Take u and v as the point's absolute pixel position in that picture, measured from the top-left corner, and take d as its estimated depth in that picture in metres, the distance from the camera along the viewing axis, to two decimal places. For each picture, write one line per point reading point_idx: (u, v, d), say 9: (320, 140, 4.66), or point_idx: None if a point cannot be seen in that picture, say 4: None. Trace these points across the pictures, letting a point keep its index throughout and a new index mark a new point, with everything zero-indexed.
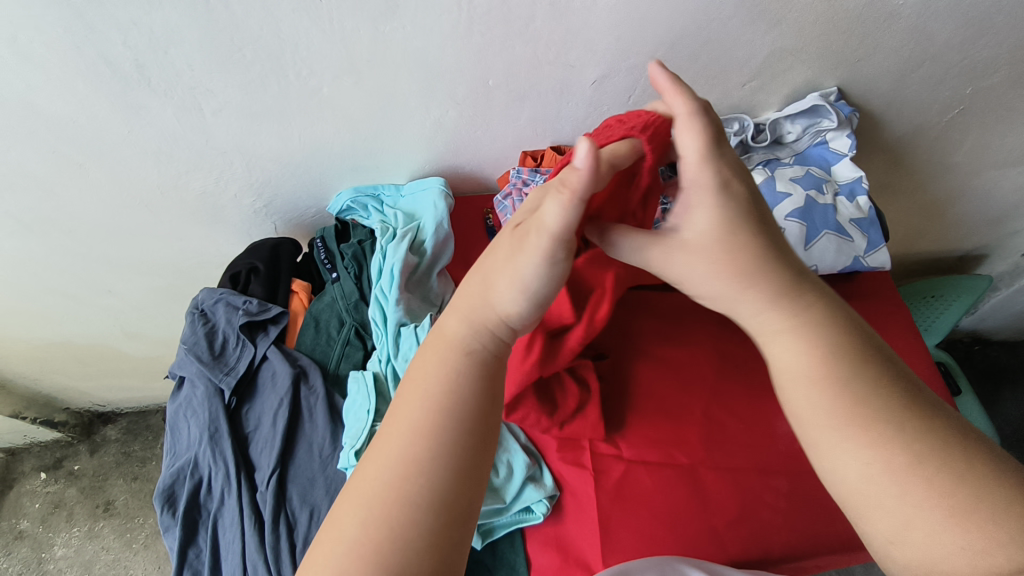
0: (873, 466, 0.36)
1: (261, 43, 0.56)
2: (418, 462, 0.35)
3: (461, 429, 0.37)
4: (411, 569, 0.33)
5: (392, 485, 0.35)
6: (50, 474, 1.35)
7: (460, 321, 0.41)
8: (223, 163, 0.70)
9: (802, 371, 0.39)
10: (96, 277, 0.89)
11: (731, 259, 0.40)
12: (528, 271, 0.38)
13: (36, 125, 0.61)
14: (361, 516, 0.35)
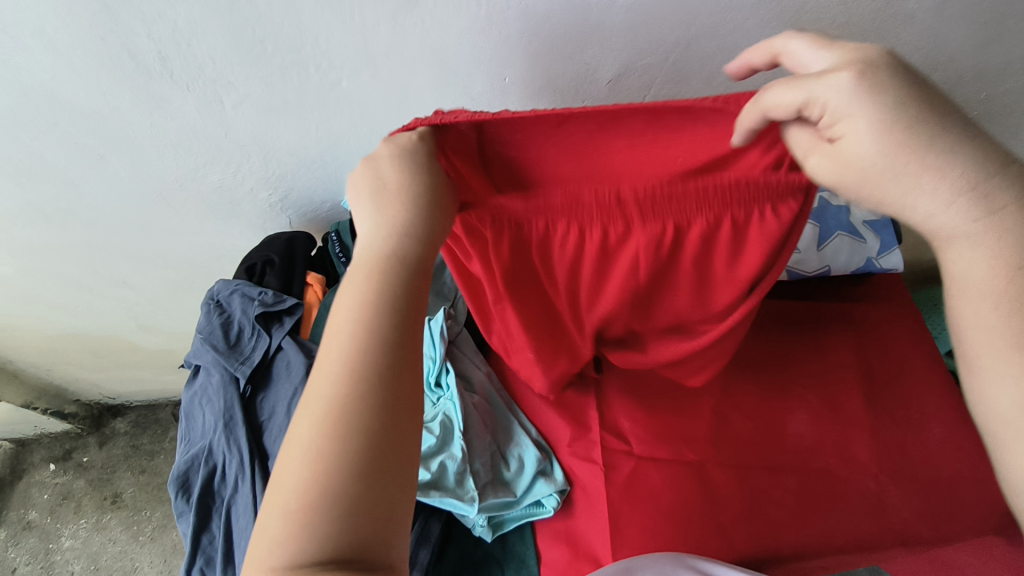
0: None
1: (282, 36, 0.56)
2: (360, 374, 0.36)
3: (396, 341, 0.38)
4: (372, 460, 0.35)
5: (338, 400, 0.36)
6: (60, 465, 1.36)
7: (371, 242, 0.41)
8: (241, 156, 0.71)
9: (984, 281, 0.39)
10: (111, 269, 0.90)
11: (910, 167, 0.36)
12: (400, 218, 0.41)
13: (58, 116, 0.62)
14: (317, 433, 0.35)
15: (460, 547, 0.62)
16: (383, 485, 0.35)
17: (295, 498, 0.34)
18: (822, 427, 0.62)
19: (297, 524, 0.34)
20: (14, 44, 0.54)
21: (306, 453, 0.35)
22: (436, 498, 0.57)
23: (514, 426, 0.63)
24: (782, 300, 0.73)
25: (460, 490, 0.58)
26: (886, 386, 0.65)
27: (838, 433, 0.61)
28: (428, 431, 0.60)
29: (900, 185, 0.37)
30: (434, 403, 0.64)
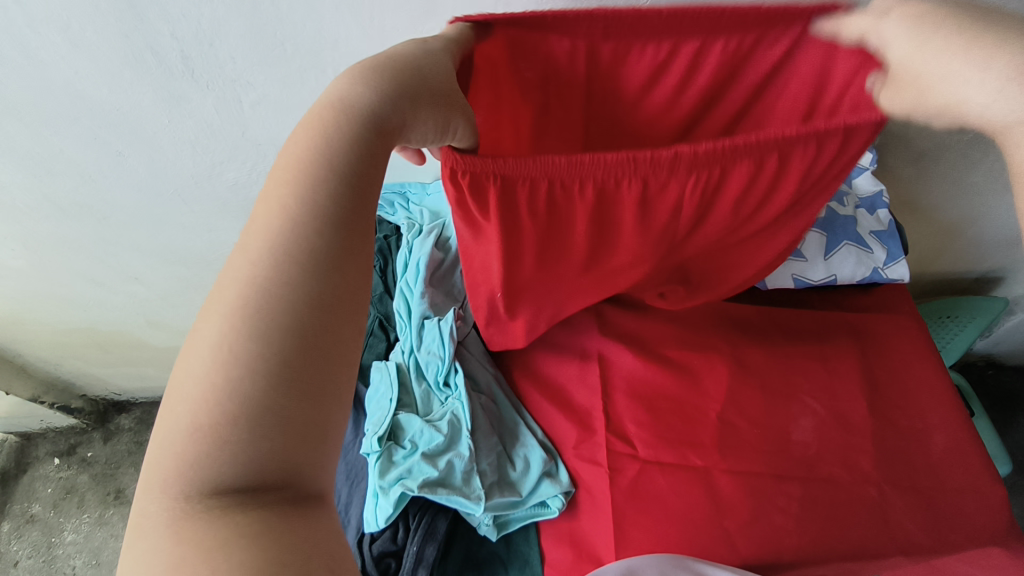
0: None
1: (302, 39, 0.58)
2: (293, 255, 0.30)
3: (337, 221, 0.32)
4: (305, 362, 0.28)
5: (258, 281, 0.30)
6: (64, 459, 1.37)
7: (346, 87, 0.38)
8: (257, 155, 0.72)
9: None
10: (124, 264, 0.91)
11: (953, 35, 0.36)
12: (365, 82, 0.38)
13: (80, 112, 0.64)
14: (234, 321, 0.29)
15: (465, 545, 0.62)
16: (319, 397, 0.28)
17: (204, 408, 0.27)
18: (826, 434, 0.62)
19: (210, 441, 0.27)
20: (41, 40, 0.56)
21: (219, 353, 0.28)
22: (443, 495, 0.58)
23: (520, 427, 0.65)
24: (788, 308, 0.73)
25: (466, 488, 0.59)
26: (891, 396, 0.65)
27: (843, 441, 0.62)
28: (435, 430, 0.62)
29: (939, 78, 0.37)
30: (442, 402, 0.65)
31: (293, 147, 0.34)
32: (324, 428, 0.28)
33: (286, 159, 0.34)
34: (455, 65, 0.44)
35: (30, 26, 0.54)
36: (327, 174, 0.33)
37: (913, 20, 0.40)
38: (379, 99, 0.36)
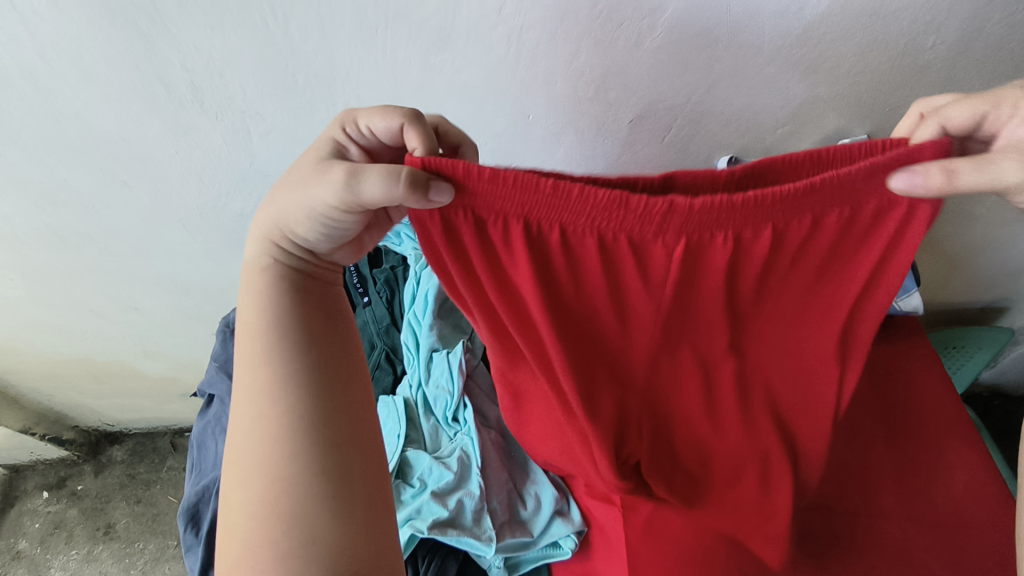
0: None
1: (313, 70, 0.58)
2: (277, 398, 0.44)
3: (306, 352, 0.46)
4: (306, 463, 0.43)
5: (263, 422, 0.44)
6: (53, 493, 1.33)
7: (255, 245, 0.49)
8: (264, 186, 0.71)
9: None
10: (124, 294, 0.90)
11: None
12: (253, 239, 0.49)
13: (87, 142, 0.63)
14: (253, 457, 0.43)
15: None
16: (325, 497, 0.42)
17: (250, 526, 0.42)
18: (845, 470, 0.61)
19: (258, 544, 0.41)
20: (50, 69, 0.56)
21: (250, 485, 0.43)
22: (453, 536, 0.57)
23: (531, 466, 0.64)
24: None
25: (477, 529, 0.58)
26: (909, 431, 0.63)
27: (862, 478, 0.60)
28: (445, 467, 0.60)
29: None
30: (451, 438, 0.64)
31: (239, 302, 0.48)
32: (345, 507, 0.43)
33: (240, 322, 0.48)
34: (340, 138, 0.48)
35: (41, 55, 0.54)
36: (279, 325, 0.46)
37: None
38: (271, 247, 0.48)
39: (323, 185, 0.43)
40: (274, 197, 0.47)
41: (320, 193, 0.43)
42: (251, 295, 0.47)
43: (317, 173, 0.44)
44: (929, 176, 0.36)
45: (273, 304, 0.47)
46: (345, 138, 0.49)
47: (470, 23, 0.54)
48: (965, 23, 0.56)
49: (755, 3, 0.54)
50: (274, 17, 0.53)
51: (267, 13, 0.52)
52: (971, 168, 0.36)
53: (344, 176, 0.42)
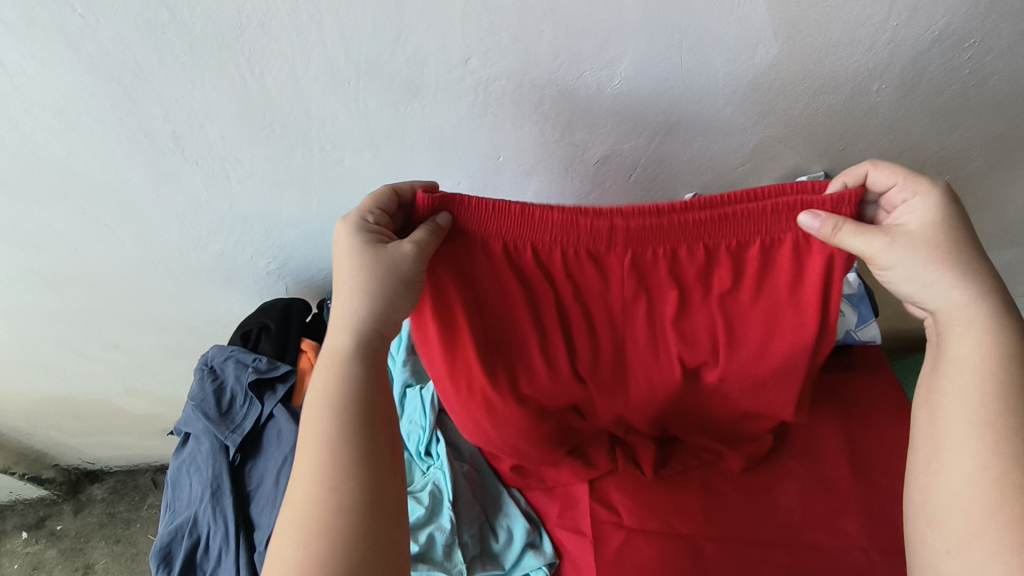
0: (987, 470, 0.44)
1: (290, 119, 0.60)
2: (333, 465, 0.44)
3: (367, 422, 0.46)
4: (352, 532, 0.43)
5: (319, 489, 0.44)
6: (31, 533, 1.31)
7: (339, 337, 0.47)
8: (243, 227, 0.73)
9: (967, 403, 0.46)
10: (105, 332, 0.90)
11: (937, 250, 0.46)
12: (338, 339, 0.47)
13: (70, 188, 0.65)
14: (302, 521, 0.43)
15: None
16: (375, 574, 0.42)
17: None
18: (812, 499, 0.62)
19: None
20: (35, 122, 0.58)
21: (289, 546, 0.43)
22: (423, 571, 0.59)
23: (503, 497, 0.64)
24: None
25: (447, 563, 0.59)
26: (871, 458, 0.65)
27: (827, 507, 0.62)
28: (416, 502, 0.61)
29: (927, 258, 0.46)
30: (424, 472, 0.65)
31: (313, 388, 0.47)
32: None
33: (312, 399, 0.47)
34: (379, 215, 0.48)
35: (26, 110, 0.57)
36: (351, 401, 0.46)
37: (929, 207, 0.46)
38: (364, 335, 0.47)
39: (411, 256, 0.45)
40: (356, 292, 0.46)
41: (411, 264, 0.45)
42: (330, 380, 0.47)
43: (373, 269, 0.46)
44: (824, 224, 0.44)
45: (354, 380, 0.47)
46: (366, 221, 0.48)
47: (439, 74, 0.57)
48: (907, 70, 0.60)
49: (706, 53, 0.57)
50: (251, 72, 0.55)
51: (245, 68, 0.55)
52: (852, 231, 0.44)
53: (413, 253, 0.45)
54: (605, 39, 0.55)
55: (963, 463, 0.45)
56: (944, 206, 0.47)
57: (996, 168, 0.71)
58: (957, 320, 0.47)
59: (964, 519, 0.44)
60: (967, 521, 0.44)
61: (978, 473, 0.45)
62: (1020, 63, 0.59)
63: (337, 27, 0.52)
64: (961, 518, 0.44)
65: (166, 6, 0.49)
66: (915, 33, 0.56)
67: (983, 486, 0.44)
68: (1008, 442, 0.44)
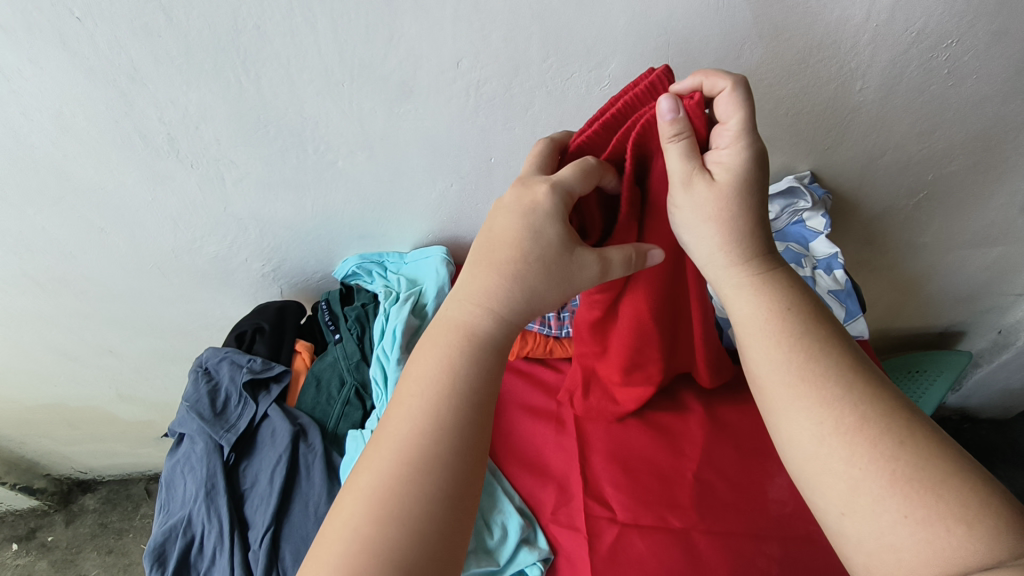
0: (825, 426, 0.39)
1: (284, 121, 0.61)
2: (449, 417, 0.41)
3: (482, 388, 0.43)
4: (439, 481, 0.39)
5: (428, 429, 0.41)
6: (22, 545, 1.29)
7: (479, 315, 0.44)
8: (238, 229, 0.74)
9: (758, 324, 0.43)
10: (99, 337, 0.90)
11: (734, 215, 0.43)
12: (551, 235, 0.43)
13: (65, 191, 0.66)
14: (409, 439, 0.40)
15: None
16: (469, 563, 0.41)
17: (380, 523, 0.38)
18: None
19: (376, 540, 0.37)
20: (32, 125, 0.58)
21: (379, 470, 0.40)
22: None
23: (497, 493, 0.65)
24: None
25: None
26: None
27: None
28: None
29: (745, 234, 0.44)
30: None
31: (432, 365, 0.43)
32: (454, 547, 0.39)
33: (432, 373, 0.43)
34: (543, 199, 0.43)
35: (23, 114, 0.57)
36: (448, 401, 0.41)
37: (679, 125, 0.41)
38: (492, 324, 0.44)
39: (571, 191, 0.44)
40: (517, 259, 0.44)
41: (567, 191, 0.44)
42: (430, 362, 0.43)
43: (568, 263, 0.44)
44: (675, 122, 0.41)
45: (460, 364, 0.43)
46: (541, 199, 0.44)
47: (431, 75, 0.58)
48: (887, 71, 0.61)
49: (693, 54, 0.58)
50: (247, 74, 0.56)
51: (240, 71, 0.56)
52: (680, 151, 0.42)
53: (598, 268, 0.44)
54: (593, 41, 0.56)
55: (788, 405, 0.41)
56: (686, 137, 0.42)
57: (977, 167, 0.73)
58: (752, 326, 0.44)
59: (835, 479, 0.38)
60: (808, 456, 0.39)
61: (810, 429, 0.39)
62: (996, 63, 0.61)
63: (331, 30, 0.53)
64: (829, 483, 0.38)
65: (161, 9, 0.50)
66: (893, 34, 0.58)
67: (826, 435, 0.39)
68: (811, 375, 0.41)
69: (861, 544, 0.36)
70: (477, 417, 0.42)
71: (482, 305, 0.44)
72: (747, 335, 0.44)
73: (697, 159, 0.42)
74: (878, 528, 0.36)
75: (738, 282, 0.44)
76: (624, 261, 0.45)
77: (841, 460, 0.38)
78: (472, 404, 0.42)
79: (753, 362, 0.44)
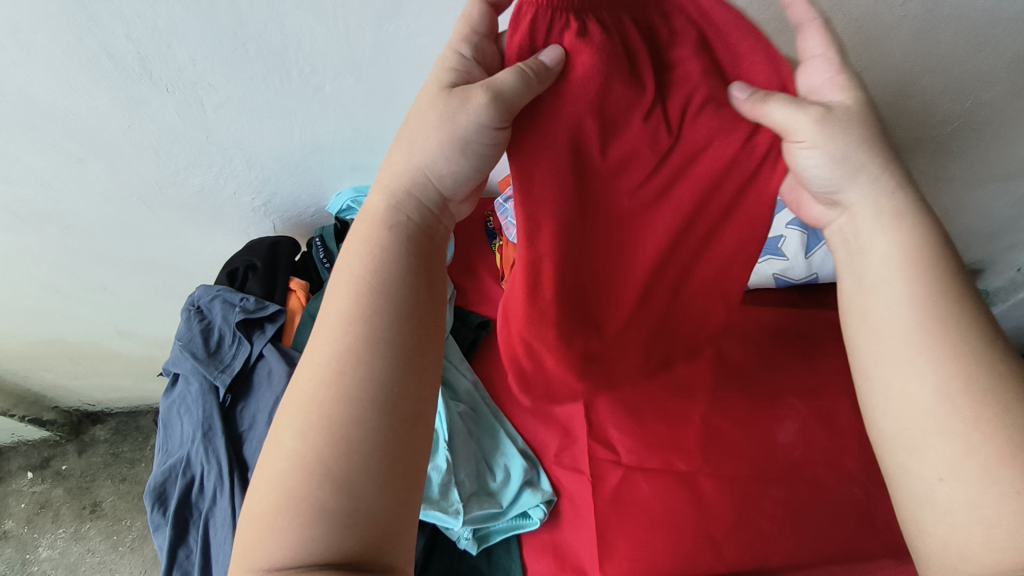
0: (949, 381, 0.36)
1: (264, 39, 0.55)
2: (371, 304, 0.38)
3: (419, 281, 0.40)
4: (374, 379, 0.36)
5: (360, 317, 0.38)
6: (38, 473, 1.32)
7: (382, 196, 0.42)
8: (223, 160, 0.69)
9: (893, 264, 0.40)
10: (91, 273, 0.88)
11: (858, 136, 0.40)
12: (431, 135, 0.40)
13: (35, 118, 0.61)
14: (338, 334, 0.37)
15: (444, 559, 0.62)
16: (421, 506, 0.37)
17: (321, 434, 0.35)
18: (810, 433, 0.61)
19: (306, 464, 0.34)
20: None
21: (316, 367, 0.37)
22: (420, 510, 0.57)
23: (500, 436, 0.64)
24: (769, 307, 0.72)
25: (443, 502, 0.58)
26: None
27: (826, 442, 0.61)
28: None
29: (872, 161, 0.40)
30: None
31: (352, 256, 0.41)
32: (410, 464, 0.36)
33: (359, 267, 0.39)
34: (449, 76, 0.40)
35: None
36: (372, 291, 0.38)
37: (779, 101, 0.39)
38: (399, 202, 0.42)
39: (467, 56, 0.40)
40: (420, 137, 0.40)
41: (467, 57, 0.40)
42: (355, 259, 0.40)
43: (450, 103, 0.39)
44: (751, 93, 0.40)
45: (390, 257, 0.40)
46: (463, 59, 0.40)
47: None
48: None
49: None
50: None
51: None
52: (783, 102, 0.39)
53: (502, 106, 0.37)
54: None
55: (910, 350, 0.38)
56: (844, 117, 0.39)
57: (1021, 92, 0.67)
58: (894, 257, 0.40)
59: (943, 444, 0.36)
60: (919, 410, 0.37)
61: (930, 382, 0.37)
62: None
63: None
64: (936, 446, 0.36)
65: None
66: None
67: (952, 391, 0.36)
68: (944, 324, 0.37)
69: (947, 512, 0.35)
70: (415, 308, 0.39)
71: (395, 188, 0.42)
72: (869, 279, 0.41)
73: (796, 103, 0.39)
74: (977, 503, 0.34)
75: (882, 216, 0.40)
76: (516, 77, 0.37)
77: (963, 420, 0.36)
78: (408, 300, 0.39)
79: (875, 301, 0.40)
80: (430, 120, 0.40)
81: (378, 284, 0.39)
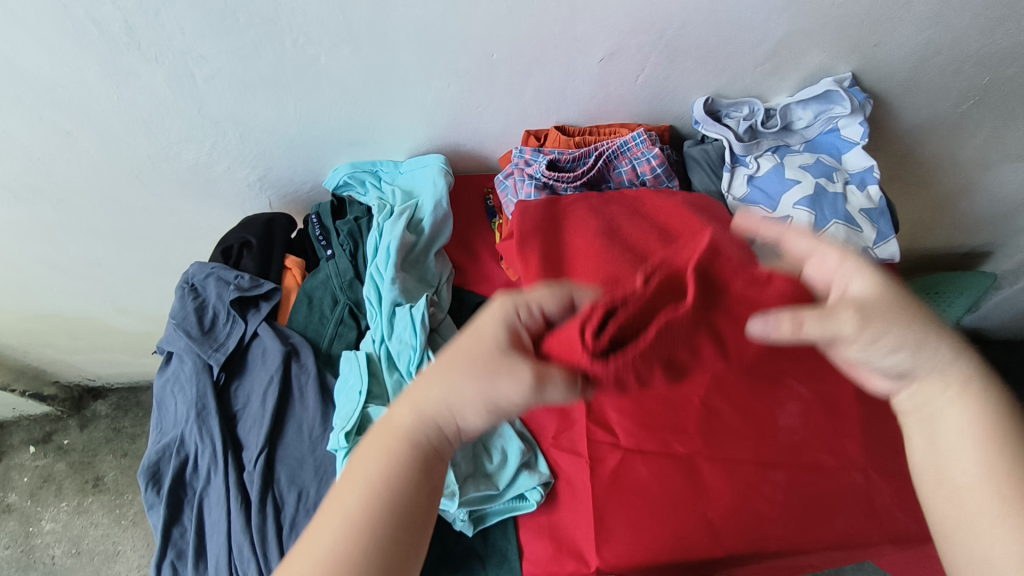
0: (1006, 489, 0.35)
1: (256, 7, 0.53)
2: (391, 488, 0.35)
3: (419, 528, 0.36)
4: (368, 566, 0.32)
5: (377, 494, 0.34)
6: (40, 448, 1.33)
7: (414, 410, 0.37)
8: (217, 134, 0.68)
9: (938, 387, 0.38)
10: (86, 248, 0.87)
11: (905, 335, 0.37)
12: (495, 392, 0.35)
13: (21, 89, 0.59)
14: (348, 511, 0.34)
15: (440, 542, 0.61)
16: None
17: None
18: (813, 418, 0.60)
19: None
20: None
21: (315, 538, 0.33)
22: None
23: None
24: None
25: None
26: None
27: (830, 427, 0.60)
28: None
29: (926, 386, 0.38)
30: None
31: (385, 431, 0.36)
32: None
33: (390, 442, 0.36)
34: (503, 343, 0.36)
35: None
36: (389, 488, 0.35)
37: (856, 337, 0.36)
38: (433, 429, 0.37)
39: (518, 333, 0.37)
40: (469, 387, 0.36)
41: (522, 326, 0.37)
42: (371, 458, 0.36)
43: (504, 371, 0.35)
44: (781, 325, 0.34)
45: (411, 464, 0.36)
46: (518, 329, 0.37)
47: None
48: None
49: None
50: None
51: None
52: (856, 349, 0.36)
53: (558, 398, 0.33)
54: None
55: (981, 468, 0.36)
56: (903, 341, 0.37)
57: None
58: (940, 375, 0.38)
59: None
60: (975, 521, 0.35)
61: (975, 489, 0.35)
62: None
63: None
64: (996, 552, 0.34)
65: None
66: None
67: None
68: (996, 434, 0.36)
69: None
70: None
71: (427, 415, 0.37)
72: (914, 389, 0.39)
73: (866, 355, 0.37)
74: None
75: (951, 385, 0.38)
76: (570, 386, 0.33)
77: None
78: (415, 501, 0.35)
79: (935, 425, 0.38)
80: (484, 374, 0.35)
81: (391, 496, 0.34)
